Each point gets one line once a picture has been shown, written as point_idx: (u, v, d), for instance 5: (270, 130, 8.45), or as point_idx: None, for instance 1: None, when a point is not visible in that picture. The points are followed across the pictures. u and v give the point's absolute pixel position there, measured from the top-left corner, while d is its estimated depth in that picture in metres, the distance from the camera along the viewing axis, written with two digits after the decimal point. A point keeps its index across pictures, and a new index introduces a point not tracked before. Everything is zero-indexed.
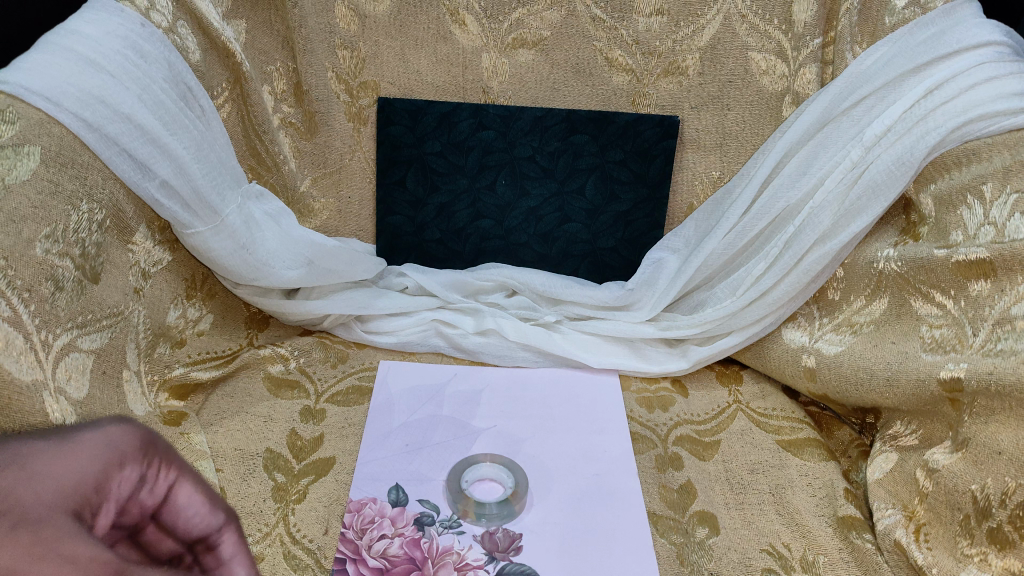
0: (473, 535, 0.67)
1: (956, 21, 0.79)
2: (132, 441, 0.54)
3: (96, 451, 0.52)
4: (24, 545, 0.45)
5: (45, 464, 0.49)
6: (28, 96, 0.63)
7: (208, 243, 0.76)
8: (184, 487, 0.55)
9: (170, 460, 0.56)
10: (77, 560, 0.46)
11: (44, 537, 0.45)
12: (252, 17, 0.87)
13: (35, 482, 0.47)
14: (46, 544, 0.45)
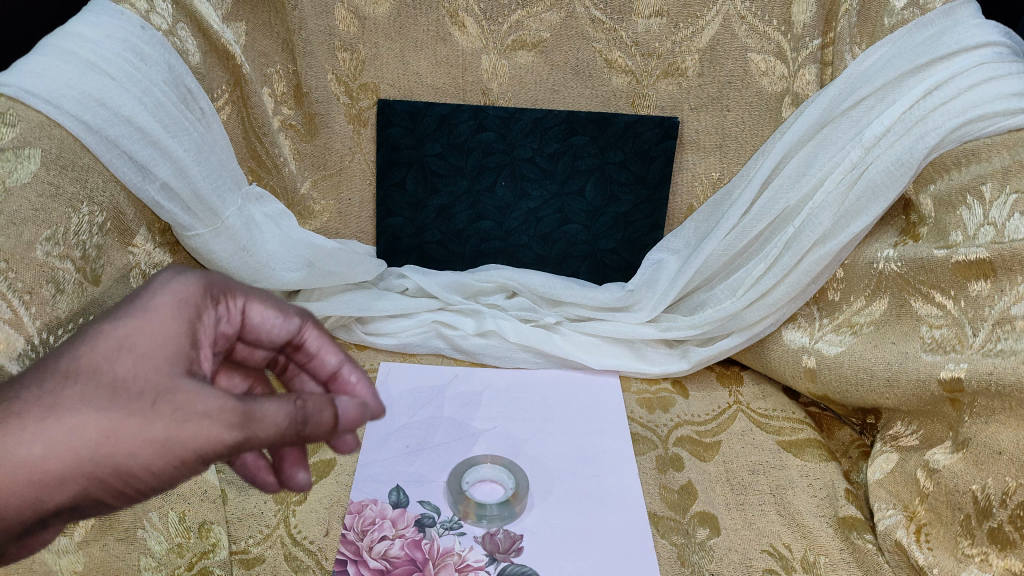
0: (474, 536, 0.67)
1: (955, 21, 0.79)
2: (189, 286, 0.43)
3: (159, 304, 0.41)
4: (148, 423, 0.37)
5: (111, 326, 0.39)
6: (28, 98, 0.63)
7: (208, 245, 0.76)
8: (255, 305, 0.47)
9: (234, 285, 0.46)
10: (238, 418, 0.37)
11: (170, 409, 0.37)
12: (252, 19, 0.87)
13: (111, 349, 0.38)
14: (160, 411, 0.37)
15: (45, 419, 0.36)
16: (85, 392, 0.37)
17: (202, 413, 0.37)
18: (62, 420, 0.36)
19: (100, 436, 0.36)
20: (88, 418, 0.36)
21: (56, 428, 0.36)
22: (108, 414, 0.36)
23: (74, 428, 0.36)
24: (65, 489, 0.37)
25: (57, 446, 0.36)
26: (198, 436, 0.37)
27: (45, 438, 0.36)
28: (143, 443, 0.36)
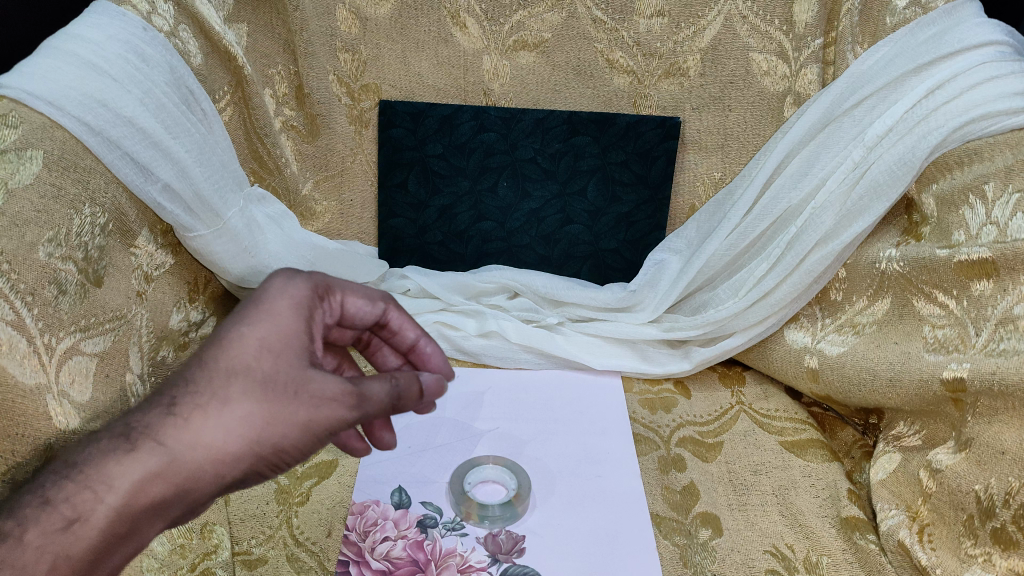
0: (475, 537, 0.67)
1: (957, 20, 0.78)
2: (301, 289, 0.51)
3: (280, 304, 0.49)
4: (292, 407, 0.46)
5: (249, 325, 0.47)
6: (29, 100, 0.63)
7: (210, 246, 0.76)
8: (350, 295, 0.55)
9: (331, 280, 0.54)
10: (358, 398, 0.46)
11: (308, 393, 0.46)
12: (253, 20, 0.87)
13: (252, 349, 0.46)
14: (300, 399, 0.46)
15: (215, 412, 0.45)
16: (241, 386, 0.46)
17: (331, 397, 0.46)
18: (228, 411, 0.45)
19: (259, 421, 0.45)
20: (248, 408, 0.45)
21: (227, 418, 0.45)
22: (261, 404, 0.45)
23: (238, 418, 0.45)
24: (231, 469, 0.46)
25: (227, 433, 0.45)
26: (330, 414, 0.46)
27: (216, 428, 0.45)
28: (291, 423, 0.46)
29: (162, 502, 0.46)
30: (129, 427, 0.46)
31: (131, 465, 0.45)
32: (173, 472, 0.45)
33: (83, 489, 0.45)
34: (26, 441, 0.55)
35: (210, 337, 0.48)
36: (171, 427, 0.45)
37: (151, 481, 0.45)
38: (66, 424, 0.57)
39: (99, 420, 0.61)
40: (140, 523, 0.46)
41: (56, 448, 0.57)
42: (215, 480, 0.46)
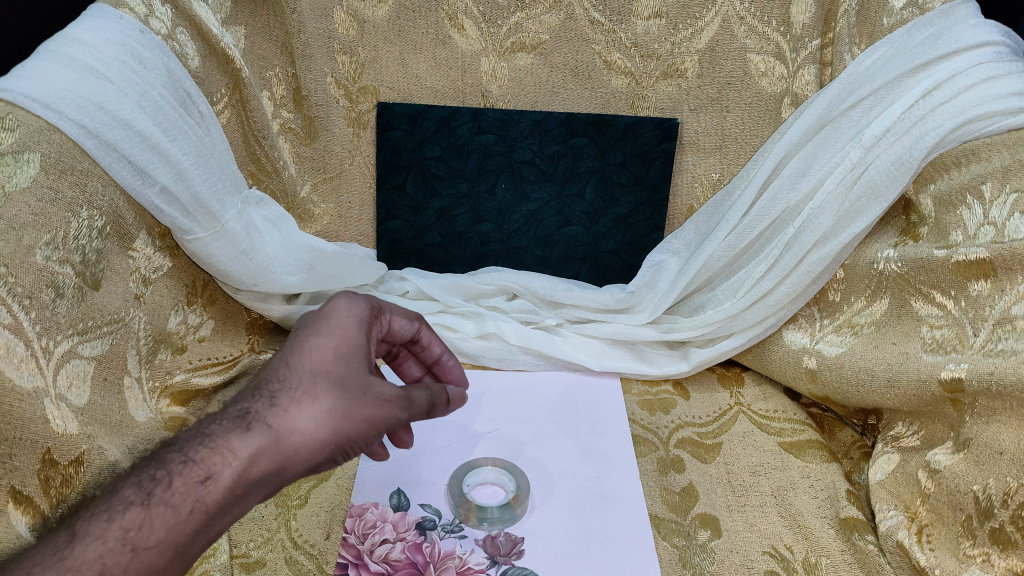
0: (474, 539, 0.67)
1: (954, 21, 0.79)
2: (361, 308, 0.60)
3: (349, 321, 0.59)
4: (364, 405, 0.54)
5: (327, 336, 0.56)
6: (28, 103, 0.63)
7: (208, 248, 0.76)
8: (395, 317, 0.64)
9: (381, 303, 0.63)
10: (409, 402, 0.57)
11: (376, 395, 0.55)
12: (251, 23, 0.88)
13: (330, 354, 0.56)
14: (369, 397, 0.55)
15: (306, 403, 0.53)
16: (325, 384, 0.54)
17: (392, 398, 0.56)
18: (317, 404, 0.53)
19: (340, 413, 0.53)
20: (331, 402, 0.53)
21: (316, 409, 0.53)
22: (343, 400, 0.54)
23: (324, 410, 0.53)
24: (315, 454, 0.53)
25: (316, 421, 0.53)
26: (388, 415, 0.56)
27: (310, 416, 0.53)
28: (363, 418, 0.55)
29: (263, 476, 0.52)
30: (237, 409, 0.53)
31: (246, 440, 0.51)
32: (273, 452, 0.52)
33: (212, 453, 0.51)
34: (25, 445, 0.55)
35: (295, 343, 0.56)
36: (272, 412, 0.53)
37: (259, 455, 0.51)
38: (65, 427, 0.57)
39: (97, 424, 0.61)
40: (248, 493, 0.52)
41: (55, 451, 0.57)
42: (298, 464, 0.53)
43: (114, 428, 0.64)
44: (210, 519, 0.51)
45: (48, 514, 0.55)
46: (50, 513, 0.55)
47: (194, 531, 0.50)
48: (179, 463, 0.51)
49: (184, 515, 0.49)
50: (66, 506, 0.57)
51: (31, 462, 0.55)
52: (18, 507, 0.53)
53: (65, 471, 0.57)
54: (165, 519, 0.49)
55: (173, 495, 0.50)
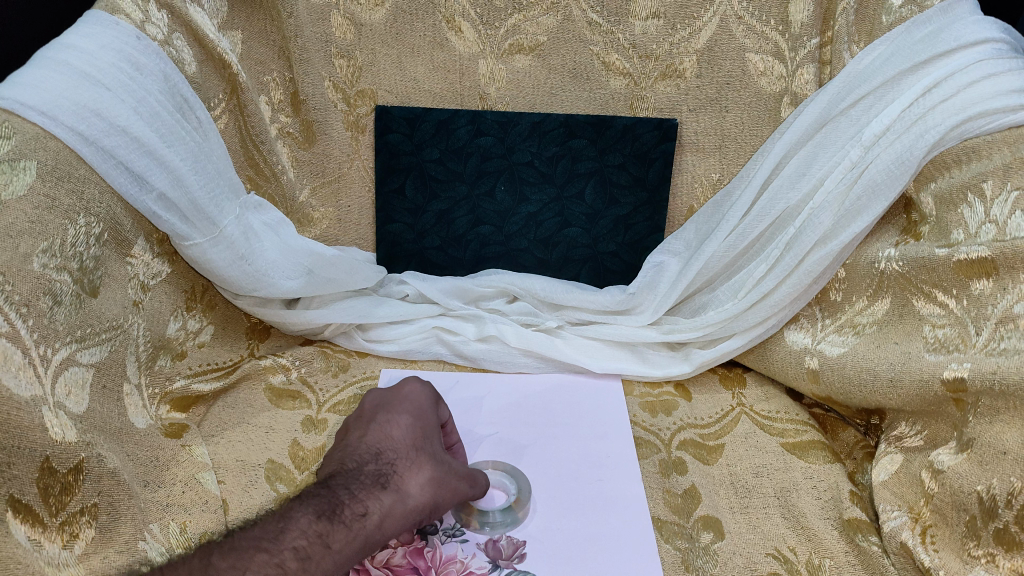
0: (476, 543, 0.67)
1: (953, 18, 0.78)
2: (431, 392, 0.68)
3: (426, 399, 0.67)
4: (452, 477, 0.61)
5: (417, 416, 0.64)
6: (24, 111, 0.63)
7: (207, 254, 0.76)
8: (445, 407, 0.69)
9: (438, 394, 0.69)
10: (477, 479, 0.64)
11: (459, 468, 0.62)
12: (248, 27, 0.87)
13: (418, 431, 0.63)
14: (453, 470, 0.62)
15: (413, 474, 0.59)
16: (425, 456, 0.61)
17: (465, 474, 0.63)
18: (423, 472, 0.60)
19: (439, 484, 0.60)
20: (431, 473, 0.60)
21: (421, 478, 0.59)
22: (438, 473, 0.60)
23: (428, 479, 0.60)
24: (420, 518, 0.59)
25: (423, 488, 0.59)
26: (464, 491, 0.62)
27: (419, 483, 0.59)
28: (452, 490, 0.61)
29: (393, 527, 0.57)
30: (366, 468, 0.59)
31: (383, 492, 0.58)
32: (398, 510, 0.57)
33: (366, 495, 0.57)
34: (23, 453, 0.54)
35: (390, 421, 0.63)
36: (393, 475, 0.59)
37: (388, 513, 0.57)
38: (63, 435, 0.57)
39: (97, 432, 0.61)
40: (379, 543, 0.57)
41: (53, 459, 0.56)
42: (408, 525, 0.59)
43: (114, 435, 0.64)
44: (355, 556, 0.55)
45: (46, 523, 0.55)
46: (49, 522, 0.55)
47: (345, 562, 0.54)
48: (345, 497, 0.56)
49: (346, 542, 0.54)
50: (66, 514, 0.56)
51: (30, 470, 0.55)
52: (17, 517, 0.53)
53: (64, 479, 0.57)
54: (341, 537, 0.54)
55: (343, 519, 0.55)
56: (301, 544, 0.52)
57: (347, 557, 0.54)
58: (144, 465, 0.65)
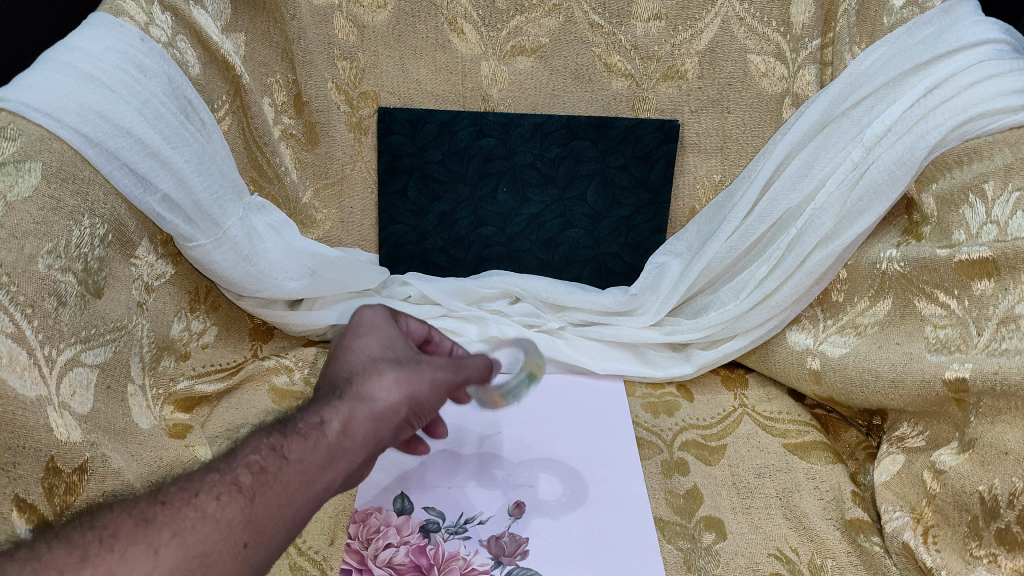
0: (479, 540, 0.67)
1: (954, 19, 0.78)
2: (382, 309, 0.60)
3: (379, 316, 0.59)
4: (425, 372, 0.55)
5: (376, 327, 0.58)
6: (28, 113, 0.63)
7: (210, 255, 0.76)
8: (412, 320, 0.64)
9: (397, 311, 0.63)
10: (460, 366, 0.60)
11: (432, 365, 0.56)
12: (251, 29, 0.88)
13: (374, 345, 0.56)
14: (425, 366, 0.56)
15: (377, 376, 0.53)
16: (387, 361, 0.55)
17: (441, 365, 0.57)
18: (386, 374, 0.53)
19: (409, 379, 0.54)
20: (396, 372, 0.54)
21: (388, 379, 0.53)
22: (405, 370, 0.54)
23: (394, 379, 0.53)
24: (396, 417, 0.53)
25: (391, 389, 0.53)
26: (444, 381, 0.57)
27: (385, 384, 0.53)
28: (428, 382, 0.55)
29: (364, 430, 0.51)
30: (322, 389, 0.53)
31: (341, 399, 0.51)
32: (365, 410, 0.51)
33: (323, 404, 0.51)
34: (28, 453, 0.55)
35: (345, 341, 0.57)
36: (353, 383, 0.53)
37: (352, 417, 0.50)
38: (68, 435, 0.57)
39: (102, 432, 0.61)
40: (355, 451, 0.50)
41: (59, 459, 0.56)
42: (385, 427, 0.52)
43: (118, 436, 0.64)
44: (329, 468, 0.49)
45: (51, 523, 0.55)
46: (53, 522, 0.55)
47: (317, 475, 0.48)
48: (297, 416, 0.50)
49: (311, 451, 0.48)
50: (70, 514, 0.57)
51: (35, 470, 0.55)
52: (19, 514, 0.53)
53: (69, 479, 0.57)
54: (298, 447, 0.48)
55: (298, 431, 0.48)
56: (258, 456, 0.47)
57: (313, 465, 0.48)
58: (150, 465, 0.65)
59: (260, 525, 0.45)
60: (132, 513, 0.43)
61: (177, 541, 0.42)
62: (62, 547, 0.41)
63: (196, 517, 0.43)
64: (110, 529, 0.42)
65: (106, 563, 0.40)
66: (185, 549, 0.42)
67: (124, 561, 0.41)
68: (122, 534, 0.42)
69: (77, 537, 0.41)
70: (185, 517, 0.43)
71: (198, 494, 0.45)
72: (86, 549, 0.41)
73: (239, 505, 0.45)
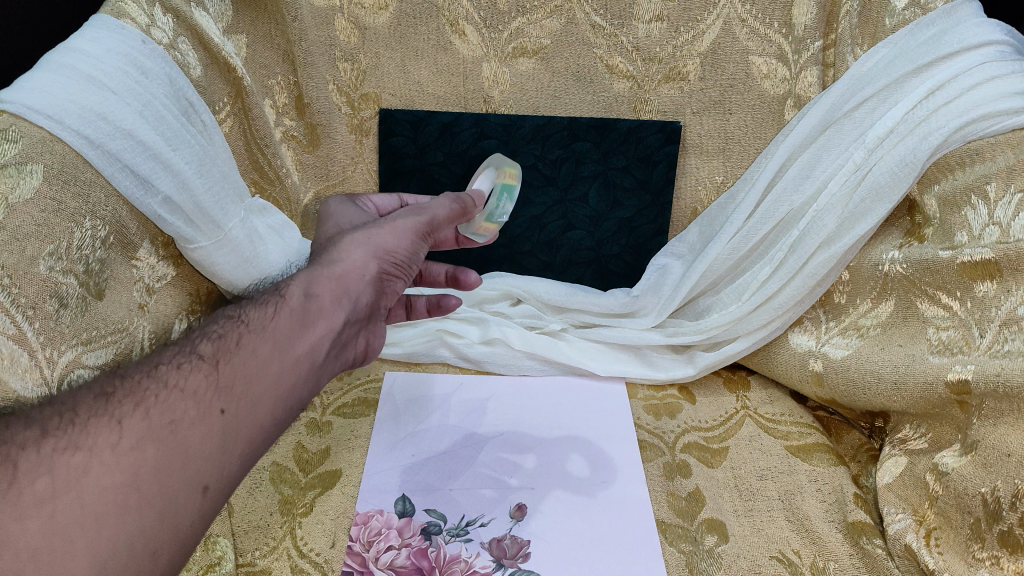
0: (480, 543, 0.67)
1: (956, 21, 0.78)
2: (342, 200, 0.78)
3: (342, 202, 0.78)
4: (383, 230, 0.67)
5: (337, 210, 0.76)
6: (31, 115, 0.61)
7: (212, 257, 0.74)
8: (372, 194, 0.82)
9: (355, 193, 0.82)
10: (422, 212, 0.69)
11: (391, 221, 0.68)
12: (252, 31, 0.87)
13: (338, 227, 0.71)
14: (384, 223, 0.68)
15: (340, 247, 0.66)
16: (343, 236, 0.67)
17: (398, 215, 0.69)
18: (347, 242, 0.66)
19: (367, 239, 0.66)
20: (357, 236, 0.67)
21: (349, 244, 0.66)
22: (363, 232, 0.67)
23: (355, 241, 0.66)
24: (364, 271, 0.65)
25: (352, 252, 0.65)
26: (413, 224, 0.68)
27: (348, 249, 0.65)
28: (392, 230, 0.67)
29: (327, 292, 0.62)
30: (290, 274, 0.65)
31: (301, 275, 0.63)
32: (324, 278, 0.63)
33: (282, 286, 0.62)
34: None
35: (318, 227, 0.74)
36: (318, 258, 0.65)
37: (314, 283, 0.62)
38: None
39: None
40: (324, 310, 0.61)
41: None
42: (354, 282, 0.64)
43: None
44: (294, 335, 0.58)
45: None
46: None
47: (282, 341, 0.57)
48: (256, 302, 0.60)
49: (273, 323, 0.58)
50: None
51: None
52: None
53: None
54: (260, 316, 0.58)
55: (260, 306, 0.59)
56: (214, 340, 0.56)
57: (277, 328, 0.58)
58: None
59: (229, 393, 0.52)
60: (96, 391, 0.50)
61: (141, 408, 0.49)
62: (21, 425, 0.46)
63: (158, 385, 0.50)
64: (72, 405, 0.48)
65: (69, 436, 0.46)
66: (149, 415, 0.48)
67: (88, 431, 0.46)
68: (86, 407, 0.48)
69: (38, 416, 0.47)
70: (147, 389, 0.50)
71: (159, 367, 0.52)
72: (46, 425, 0.46)
73: (201, 374, 0.52)
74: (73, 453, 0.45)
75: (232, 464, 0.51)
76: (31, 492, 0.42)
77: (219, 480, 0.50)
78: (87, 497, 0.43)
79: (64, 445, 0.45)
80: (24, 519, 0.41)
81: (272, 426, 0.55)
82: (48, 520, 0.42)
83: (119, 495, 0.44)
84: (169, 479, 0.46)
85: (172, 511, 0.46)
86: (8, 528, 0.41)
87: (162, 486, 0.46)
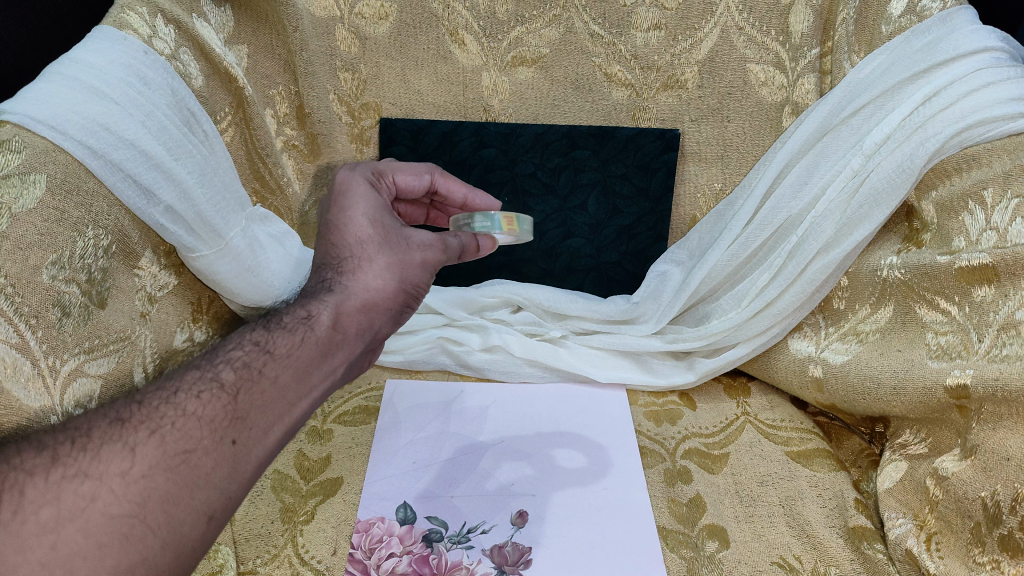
0: (481, 550, 0.67)
1: (952, 28, 0.77)
2: (362, 178, 0.73)
3: (362, 181, 0.73)
4: (411, 252, 0.67)
5: (358, 196, 0.70)
6: (33, 125, 0.62)
7: (213, 266, 0.74)
8: (399, 174, 0.79)
9: (383, 166, 0.78)
10: (447, 247, 0.70)
11: (417, 246, 0.68)
12: (253, 41, 0.88)
13: (360, 220, 0.67)
14: (410, 245, 0.68)
15: (370, 265, 0.65)
16: (375, 252, 0.66)
17: (428, 244, 0.68)
18: (377, 264, 0.65)
19: (397, 265, 0.66)
20: (388, 259, 0.66)
21: (376, 267, 0.65)
22: (396, 256, 0.66)
23: (385, 265, 0.65)
24: (391, 304, 0.65)
25: (379, 275, 0.65)
26: (436, 256, 0.69)
27: (376, 272, 0.65)
28: (419, 261, 0.67)
29: (352, 324, 0.62)
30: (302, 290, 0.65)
31: (330, 296, 0.62)
32: (350, 308, 0.62)
33: (310, 305, 0.62)
34: None
35: (338, 204, 0.69)
36: (347, 274, 0.64)
37: (341, 312, 0.62)
38: None
39: None
40: (343, 338, 0.61)
41: None
42: (377, 312, 0.64)
43: None
44: (312, 364, 0.58)
45: None
46: None
47: (300, 370, 0.57)
48: (284, 325, 0.60)
49: (296, 351, 0.58)
50: None
51: None
52: None
53: None
54: (283, 343, 0.58)
55: (286, 328, 0.59)
56: (237, 365, 0.55)
57: (299, 357, 0.58)
58: None
59: (243, 425, 0.52)
60: (111, 416, 0.50)
61: (155, 436, 0.48)
62: (32, 450, 0.46)
63: (175, 413, 0.50)
64: (85, 430, 0.48)
65: (78, 463, 0.46)
66: (161, 443, 0.48)
67: (99, 458, 0.46)
68: (99, 433, 0.48)
69: (51, 441, 0.47)
70: (162, 416, 0.50)
71: (178, 394, 0.52)
72: (57, 452, 0.46)
73: (220, 403, 0.52)
74: (80, 482, 0.45)
75: (237, 495, 0.51)
76: (34, 522, 0.42)
77: (223, 510, 0.50)
78: (91, 527, 0.43)
79: (72, 472, 0.45)
80: (24, 551, 0.41)
81: (278, 453, 0.55)
82: (51, 550, 0.42)
83: (124, 525, 0.44)
84: (176, 510, 0.46)
85: (175, 540, 0.46)
86: (8, 559, 0.41)
87: (168, 515, 0.46)
